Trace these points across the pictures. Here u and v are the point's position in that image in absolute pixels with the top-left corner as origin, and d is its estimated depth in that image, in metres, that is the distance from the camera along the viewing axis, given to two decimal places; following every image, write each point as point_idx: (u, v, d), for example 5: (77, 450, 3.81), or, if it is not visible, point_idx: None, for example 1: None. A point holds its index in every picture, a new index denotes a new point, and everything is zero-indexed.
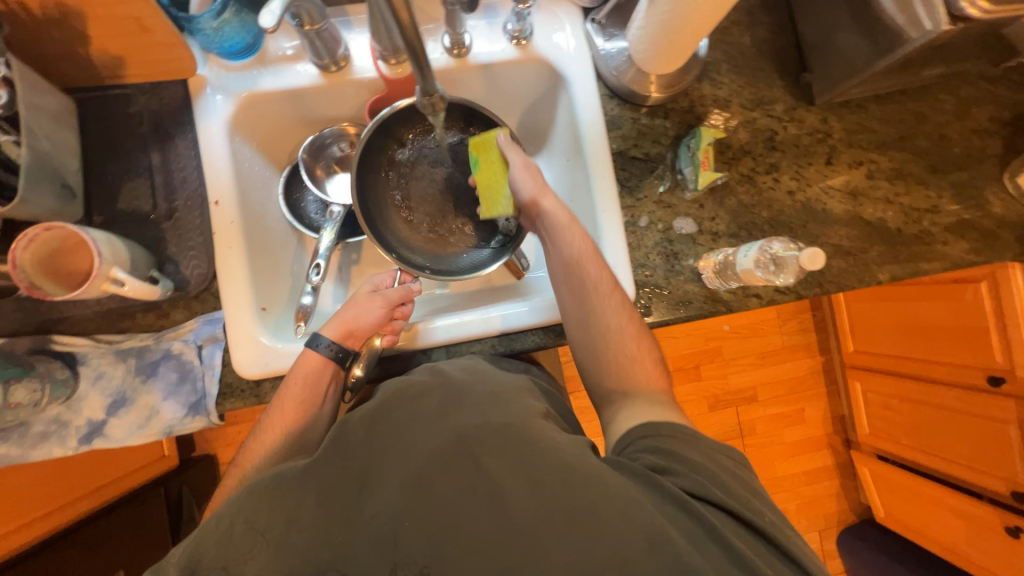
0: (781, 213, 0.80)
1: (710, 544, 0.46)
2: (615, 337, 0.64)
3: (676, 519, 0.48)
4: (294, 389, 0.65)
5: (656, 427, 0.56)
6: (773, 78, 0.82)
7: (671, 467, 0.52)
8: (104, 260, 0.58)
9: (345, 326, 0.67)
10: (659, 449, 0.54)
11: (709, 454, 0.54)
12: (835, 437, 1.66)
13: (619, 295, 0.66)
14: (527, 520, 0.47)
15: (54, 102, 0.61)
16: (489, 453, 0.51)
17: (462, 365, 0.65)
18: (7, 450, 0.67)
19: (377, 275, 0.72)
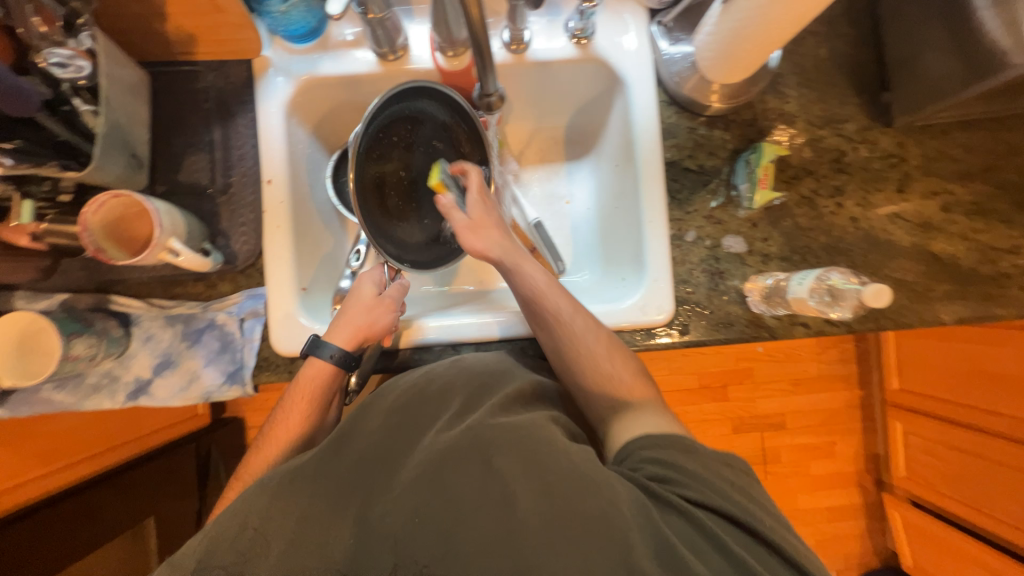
0: (840, 240, 0.75)
1: (711, 551, 0.46)
2: (589, 358, 0.64)
3: (679, 525, 0.47)
4: (296, 399, 0.66)
5: (650, 438, 0.55)
6: (847, 95, 0.77)
7: (673, 477, 0.51)
8: (163, 231, 0.61)
9: (357, 334, 0.67)
10: (656, 459, 0.53)
11: (710, 460, 0.53)
12: (866, 476, 1.57)
13: (581, 314, 0.66)
14: (531, 523, 0.46)
15: (131, 75, 0.63)
16: (499, 452, 0.51)
17: (478, 359, 0.66)
18: (61, 398, 0.70)
19: (368, 272, 0.72)
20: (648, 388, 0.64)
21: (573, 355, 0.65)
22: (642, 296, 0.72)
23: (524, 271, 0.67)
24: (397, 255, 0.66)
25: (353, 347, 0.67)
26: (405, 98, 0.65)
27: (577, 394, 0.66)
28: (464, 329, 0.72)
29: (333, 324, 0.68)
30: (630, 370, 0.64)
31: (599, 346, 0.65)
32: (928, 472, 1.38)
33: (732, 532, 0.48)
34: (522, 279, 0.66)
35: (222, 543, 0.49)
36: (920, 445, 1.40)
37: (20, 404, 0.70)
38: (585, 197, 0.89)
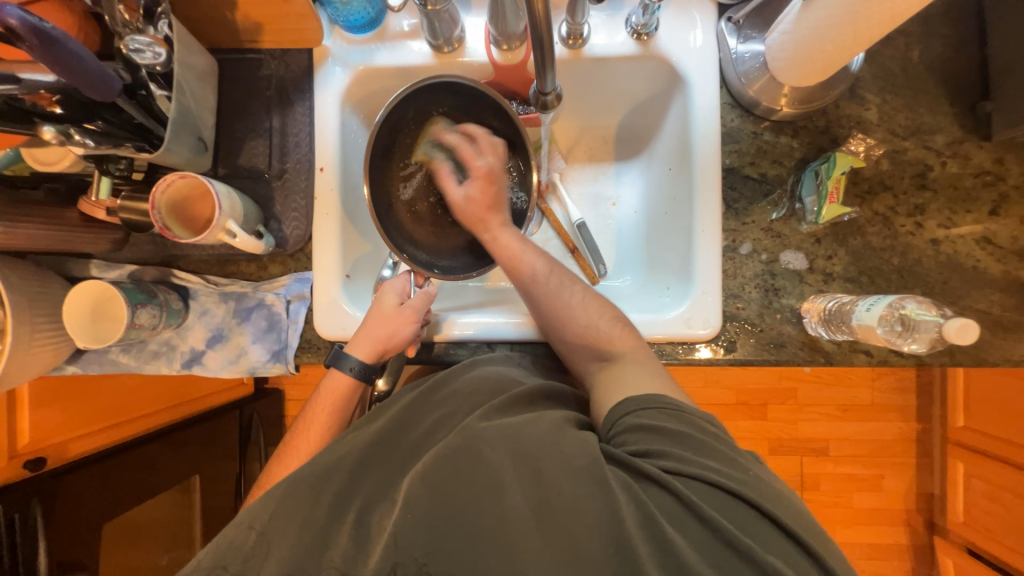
0: (916, 263, 0.69)
1: (695, 522, 0.45)
2: (568, 314, 0.65)
3: (659, 497, 0.47)
4: (317, 412, 0.68)
5: (635, 403, 0.54)
6: (938, 103, 0.70)
7: (652, 447, 0.50)
8: (223, 213, 0.63)
9: (377, 345, 0.68)
10: (639, 425, 0.52)
11: (692, 425, 0.52)
12: (917, 516, 1.45)
13: (556, 270, 0.68)
14: (519, 507, 0.46)
15: (202, 61, 0.66)
16: (489, 443, 0.51)
17: (490, 371, 0.65)
18: (126, 360, 0.76)
19: (393, 282, 0.70)
20: (632, 336, 0.63)
21: (554, 314, 0.65)
22: (687, 309, 0.69)
23: (500, 232, 0.67)
24: (424, 263, 0.68)
25: (373, 359, 0.68)
26: (417, 97, 0.66)
27: (567, 354, 0.66)
28: (496, 330, 0.71)
29: (355, 336, 0.69)
30: (611, 321, 0.64)
31: (576, 300, 0.65)
32: (988, 519, 1.26)
33: (718, 501, 0.46)
34: (501, 242, 0.67)
35: (258, 519, 0.51)
36: (982, 489, 1.28)
37: (92, 363, 0.77)
38: (633, 200, 0.86)
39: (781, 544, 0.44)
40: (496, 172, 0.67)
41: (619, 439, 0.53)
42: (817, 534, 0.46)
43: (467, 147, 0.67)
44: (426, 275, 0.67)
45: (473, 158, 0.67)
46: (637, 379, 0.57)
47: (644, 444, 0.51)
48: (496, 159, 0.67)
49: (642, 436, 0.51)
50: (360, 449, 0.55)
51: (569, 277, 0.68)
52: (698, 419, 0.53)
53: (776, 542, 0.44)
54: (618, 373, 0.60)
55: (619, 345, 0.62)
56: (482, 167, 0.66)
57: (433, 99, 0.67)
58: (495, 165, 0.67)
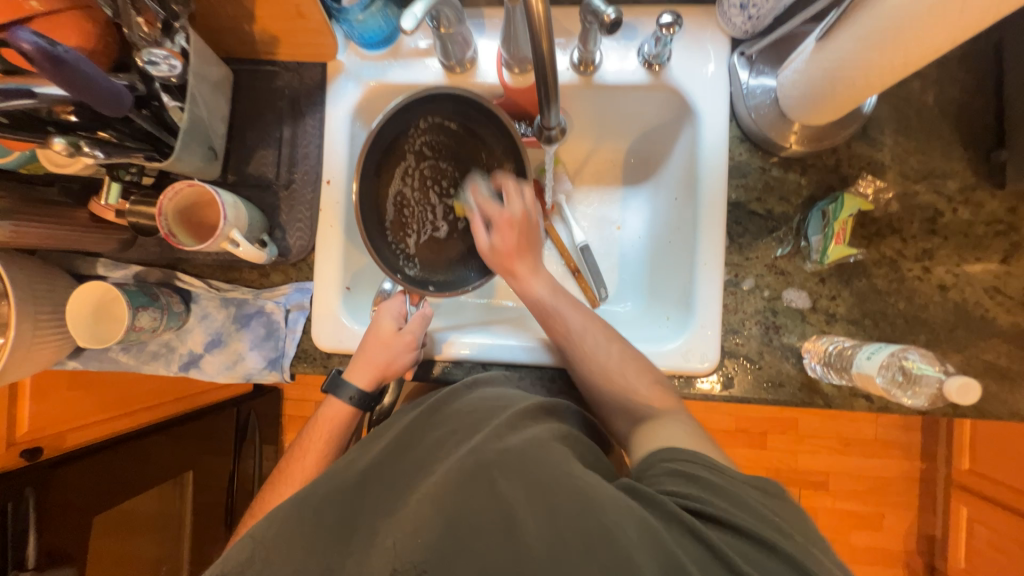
0: (922, 309, 0.67)
1: (724, 575, 0.41)
2: (605, 372, 0.65)
3: (690, 546, 0.42)
4: (315, 439, 0.68)
5: (672, 451, 0.54)
6: (952, 147, 0.69)
7: (686, 493, 0.48)
8: (227, 223, 0.64)
9: (375, 372, 0.68)
10: (677, 472, 0.51)
11: (729, 481, 0.49)
12: (916, 557, 1.41)
13: (590, 332, 0.67)
14: (538, 539, 0.42)
15: (218, 72, 0.67)
16: (505, 473, 0.47)
17: (485, 395, 0.63)
18: (126, 359, 0.76)
19: (389, 303, 0.71)
20: (670, 397, 0.64)
21: (590, 370, 0.66)
22: (684, 342, 0.68)
23: (531, 281, 0.69)
24: (419, 280, 0.68)
25: (371, 386, 0.69)
26: (412, 109, 0.64)
27: (603, 413, 0.67)
28: (493, 351, 0.72)
29: (353, 363, 0.69)
30: (649, 383, 0.64)
31: (612, 358, 0.65)
32: (990, 567, 1.23)
33: (755, 557, 0.42)
34: (533, 293, 0.69)
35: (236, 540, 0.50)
36: (985, 535, 1.24)
37: (92, 360, 0.77)
38: (638, 225, 0.85)
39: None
40: (524, 219, 0.67)
41: (653, 484, 0.52)
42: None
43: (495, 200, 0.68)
44: (420, 293, 0.67)
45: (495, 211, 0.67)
46: (673, 437, 0.57)
47: (676, 488, 0.49)
48: (529, 205, 0.67)
49: (678, 481, 0.50)
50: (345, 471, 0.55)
51: (605, 333, 0.67)
52: (739, 478, 0.50)
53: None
54: (654, 431, 0.59)
55: (658, 405, 0.63)
56: (506, 218, 0.66)
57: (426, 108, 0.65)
58: (523, 214, 0.67)
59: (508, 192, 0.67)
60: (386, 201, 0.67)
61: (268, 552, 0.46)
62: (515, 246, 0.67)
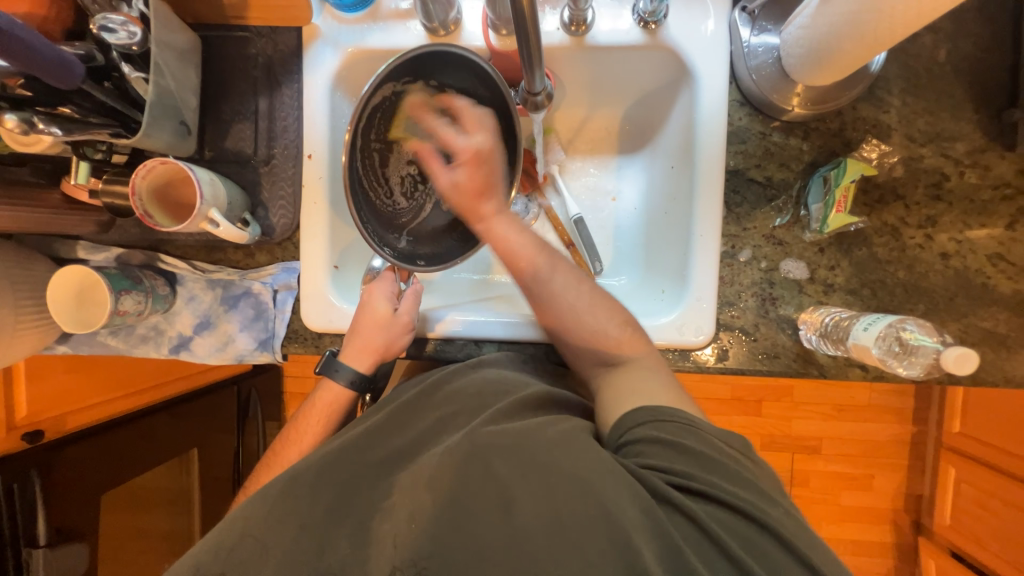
0: (923, 278, 0.66)
1: (719, 558, 0.41)
2: (573, 313, 0.61)
3: (682, 524, 0.43)
4: (311, 421, 0.68)
5: (652, 411, 0.50)
6: (962, 107, 0.65)
7: (670, 466, 0.46)
8: (205, 202, 0.62)
9: (373, 355, 0.68)
10: (661, 442, 0.48)
11: (710, 444, 0.48)
12: (904, 515, 1.46)
13: (557, 268, 0.63)
14: (537, 517, 0.43)
15: (184, 40, 0.63)
16: (499, 455, 0.47)
17: (481, 375, 0.62)
18: (115, 343, 0.75)
19: (380, 282, 0.69)
20: (639, 340, 0.60)
21: (558, 313, 0.62)
22: (679, 316, 0.67)
23: (495, 220, 0.63)
24: (407, 255, 0.62)
25: (369, 369, 0.69)
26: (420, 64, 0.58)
27: (569, 355, 0.64)
28: (485, 328, 0.70)
29: (349, 347, 0.68)
30: (621, 323, 0.61)
31: (581, 300, 0.62)
32: (975, 525, 1.26)
33: (749, 537, 0.42)
34: (498, 234, 0.63)
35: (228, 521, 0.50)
36: (971, 494, 1.28)
37: (81, 345, 0.76)
38: (633, 196, 0.82)
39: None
40: (488, 153, 0.61)
41: (633, 451, 0.49)
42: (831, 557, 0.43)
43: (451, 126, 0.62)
44: (410, 270, 0.61)
45: (455, 141, 0.62)
46: (652, 390, 0.53)
47: (656, 459, 0.47)
48: (485, 138, 0.61)
49: (657, 451, 0.48)
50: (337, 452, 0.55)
51: (574, 275, 0.63)
52: (712, 436, 0.49)
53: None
54: (624, 380, 0.56)
55: (626, 349, 0.59)
56: (467, 149, 0.61)
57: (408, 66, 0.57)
58: (487, 145, 0.61)
59: (466, 119, 0.62)
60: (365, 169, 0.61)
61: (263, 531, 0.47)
62: (472, 180, 0.62)
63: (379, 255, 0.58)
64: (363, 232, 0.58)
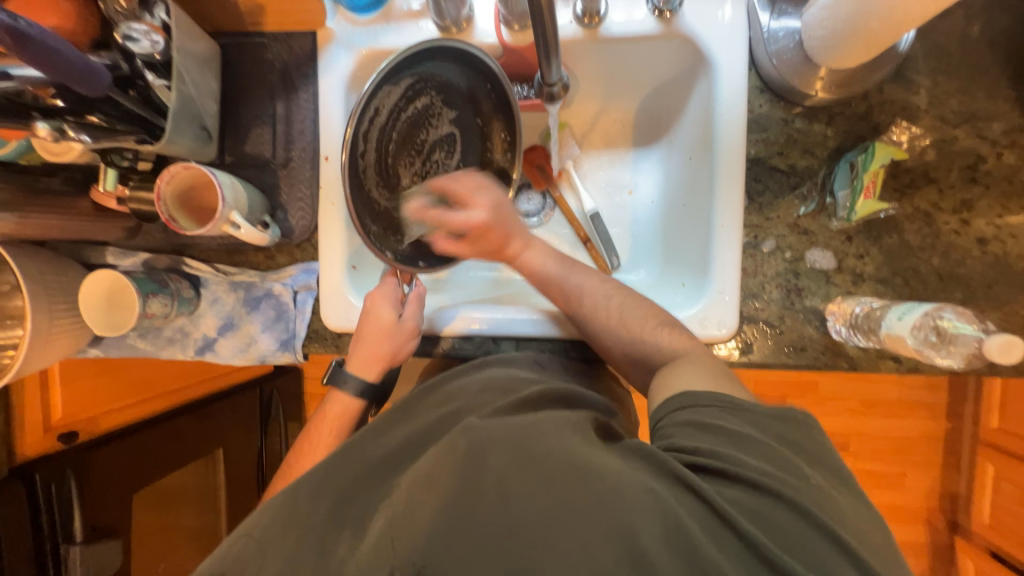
0: (959, 264, 0.63)
1: (729, 535, 0.40)
2: (609, 321, 0.63)
3: (688, 502, 0.42)
4: (322, 432, 0.68)
5: (691, 398, 0.51)
6: (996, 86, 0.63)
7: (698, 445, 0.46)
8: (226, 205, 0.63)
9: (381, 363, 0.69)
10: (699, 423, 0.48)
11: (748, 423, 0.47)
12: (939, 515, 1.40)
13: (587, 291, 0.64)
14: (540, 507, 0.42)
15: (204, 47, 0.64)
16: (496, 451, 0.45)
17: (489, 374, 0.62)
18: (143, 346, 0.77)
19: (381, 287, 0.69)
20: (689, 340, 0.60)
21: (591, 327, 0.64)
22: (701, 309, 0.66)
23: (523, 257, 0.67)
24: (408, 256, 0.62)
25: (377, 377, 0.70)
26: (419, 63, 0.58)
27: (616, 361, 0.65)
28: (500, 325, 0.70)
29: (354, 356, 0.69)
30: (660, 327, 0.61)
31: (614, 302, 0.63)
32: (1016, 524, 1.21)
33: (751, 507, 0.41)
34: (526, 263, 0.67)
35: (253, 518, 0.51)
36: (1012, 492, 1.22)
37: (111, 347, 0.78)
38: (650, 189, 0.81)
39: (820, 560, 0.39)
40: (491, 219, 0.62)
41: (666, 434, 0.50)
42: (871, 549, 0.40)
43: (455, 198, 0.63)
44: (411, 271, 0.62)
45: (461, 220, 0.61)
46: (693, 378, 0.53)
47: (689, 440, 0.47)
48: (485, 211, 0.62)
49: (691, 433, 0.48)
50: (357, 449, 0.55)
51: (603, 289, 0.65)
52: (755, 416, 0.48)
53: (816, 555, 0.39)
54: (670, 371, 0.56)
55: (678, 347, 0.59)
56: (470, 221, 0.62)
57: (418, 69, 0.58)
58: (490, 215, 0.62)
59: (464, 195, 0.62)
60: (370, 169, 0.59)
61: None
62: (475, 250, 0.64)
63: (383, 262, 0.58)
64: (370, 242, 0.57)
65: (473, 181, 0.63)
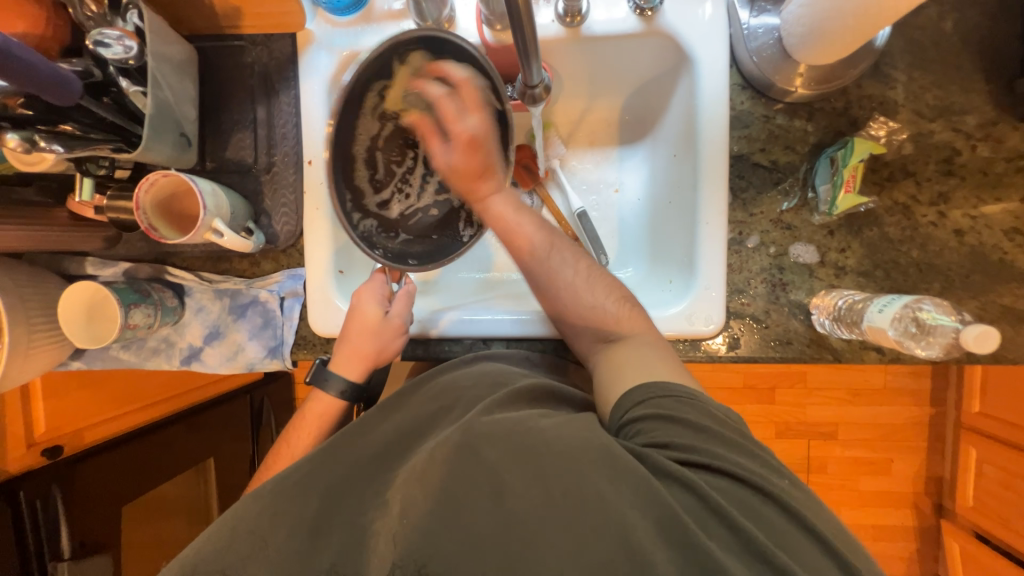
0: (937, 256, 0.65)
1: (720, 528, 0.40)
2: (572, 290, 0.61)
3: (683, 497, 0.42)
4: (301, 434, 0.67)
5: (648, 387, 0.51)
6: (969, 80, 0.64)
7: (669, 441, 0.46)
8: (208, 213, 0.62)
9: (367, 361, 0.67)
10: (656, 414, 0.48)
11: (718, 422, 0.48)
12: (925, 498, 1.44)
13: (556, 246, 0.62)
14: (530, 500, 0.42)
15: (181, 52, 0.63)
16: (488, 445, 0.46)
17: (477, 368, 0.62)
18: (127, 357, 0.76)
19: (370, 283, 0.68)
20: (639, 318, 0.59)
21: (550, 288, 0.62)
22: (689, 305, 0.66)
23: (493, 200, 0.61)
24: (397, 254, 0.62)
25: (361, 377, 0.68)
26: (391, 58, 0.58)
27: (568, 335, 0.63)
28: (491, 326, 0.70)
29: (338, 355, 0.68)
30: (617, 300, 0.60)
31: (579, 277, 0.61)
32: (998, 504, 1.25)
33: (744, 502, 0.42)
34: (494, 211, 0.61)
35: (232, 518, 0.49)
36: (994, 474, 1.26)
37: (94, 360, 0.77)
38: (636, 186, 0.81)
39: (805, 556, 0.40)
40: (480, 136, 0.58)
41: (633, 430, 0.49)
42: (844, 540, 0.43)
43: (448, 98, 0.58)
44: (401, 269, 0.61)
45: (450, 122, 0.58)
46: (645, 364, 0.53)
47: (661, 434, 0.47)
48: (480, 123, 0.57)
49: (660, 426, 0.48)
50: (345, 445, 0.54)
51: (572, 252, 0.63)
52: (716, 410, 0.49)
53: (802, 550, 0.40)
54: (619, 355, 0.56)
55: (625, 325, 0.59)
56: (465, 132, 0.58)
57: (386, 74, 0.59)
58: (480, 128, 0.57)
59: (464, 103, 0.57)
60: (355, 171, 0.61)
61: (264, 533, 0.46)
62: (461, 167, 0.60)
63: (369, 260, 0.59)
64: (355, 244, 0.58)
65: (473, 85, 0.57)
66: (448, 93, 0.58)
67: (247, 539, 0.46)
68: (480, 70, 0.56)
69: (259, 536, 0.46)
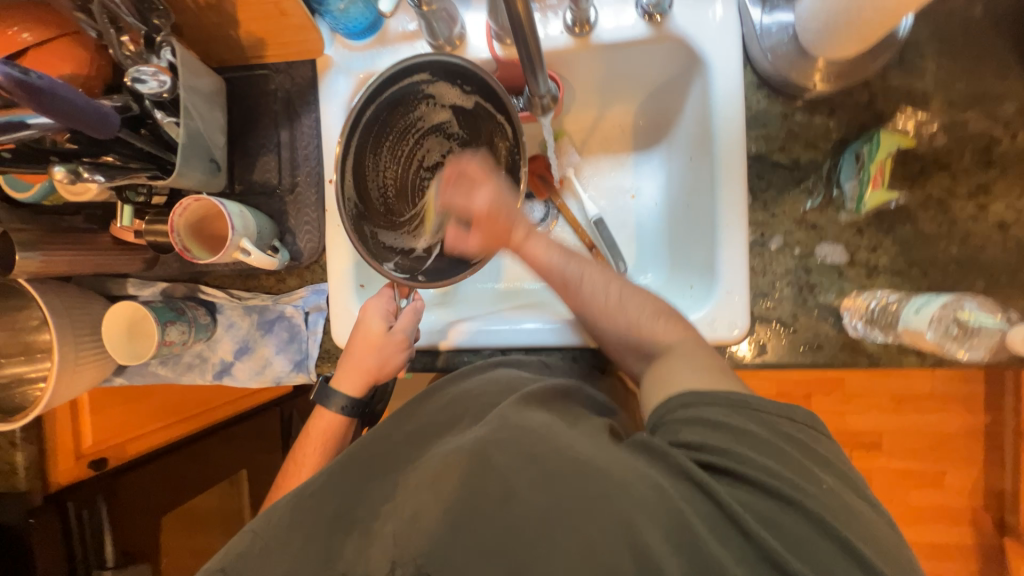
0: (979, 251, 0.61)
1: (737, 537, 0.39)
2: (609, 313, 0.60)
3: (699, 502, 0.41)
4: (311, 446, 0.68)
5: (690, 394, 0.48)
6: (1004, 65, 0.61)
7: (703, 442, 0.45)
8: (236, 232, 0.65)
9: (367, 377, 0.68)
10: (694, 419, 0.47)
11: (764, 424, 0.46)
12: (984, 514, 1.33)
13: (586, 276, 0.61)
14: (544, 505, 0.41)
15: (210, 83, 0.67)
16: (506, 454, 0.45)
17: (487, 376, 0.62)
18: (164, 372, 0.79)
19: (376, 298, 0.69)
20: (678, 328, 0.58)
21: (593, 316, 0.61)
22: (710, 311, 0.64)
23: (527, 245, 0.61)
24: (408, 269, 0.65)
25: (360, 390, 0.69)
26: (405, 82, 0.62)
27: (609, 350, 0.63)
28: (509, 335, 0.70)
29: (341, 368, 0.69)
30: (654, 315, 0.59)
31: (613, 298, 0.60)
32: None
33: (765, 512, 0.41)
34: (528, 253, 0.61)
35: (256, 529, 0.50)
36: None
37: (135, 375, 0.81)
38: (653, 192, 0.80)
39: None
40: (497, 205, 0.60)
41: (668, 430, 0.48)
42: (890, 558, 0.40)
43: (464, 182, 0.61)
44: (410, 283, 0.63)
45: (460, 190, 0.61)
46: (682, 372, 0.51)
47: (698, 436, 0.45)
48: (492, 183, 0.61)
49: (698, 429, 0.46)
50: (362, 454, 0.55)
51: (602, 273, 0.62)
52: (767, 417, 0.46)
53: (828, 559, 0.38)
54: (661, 366, 0.55)
55: (665, 338, 0.57)
56: (481, 206, 0.60)
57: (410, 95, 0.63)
58: (494, 196, 0.60)
59: (468, 178, 0.61)
60: (371, 196, 0.65)
61: (286, 543, 0.47)
62: (486, 239, 0.61)
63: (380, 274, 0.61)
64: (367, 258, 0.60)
65: (470, 176, 0.61)
66: (461, 175, 0.62)
67: (271, 549, 0.47)
68: (498, 102, 0.62)
69: (283, 545, 0.47)
